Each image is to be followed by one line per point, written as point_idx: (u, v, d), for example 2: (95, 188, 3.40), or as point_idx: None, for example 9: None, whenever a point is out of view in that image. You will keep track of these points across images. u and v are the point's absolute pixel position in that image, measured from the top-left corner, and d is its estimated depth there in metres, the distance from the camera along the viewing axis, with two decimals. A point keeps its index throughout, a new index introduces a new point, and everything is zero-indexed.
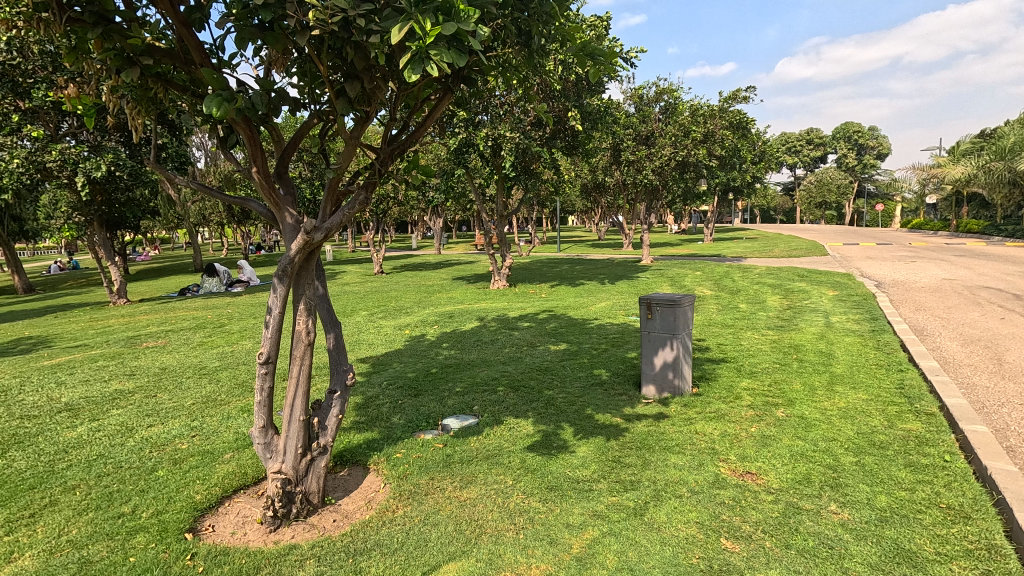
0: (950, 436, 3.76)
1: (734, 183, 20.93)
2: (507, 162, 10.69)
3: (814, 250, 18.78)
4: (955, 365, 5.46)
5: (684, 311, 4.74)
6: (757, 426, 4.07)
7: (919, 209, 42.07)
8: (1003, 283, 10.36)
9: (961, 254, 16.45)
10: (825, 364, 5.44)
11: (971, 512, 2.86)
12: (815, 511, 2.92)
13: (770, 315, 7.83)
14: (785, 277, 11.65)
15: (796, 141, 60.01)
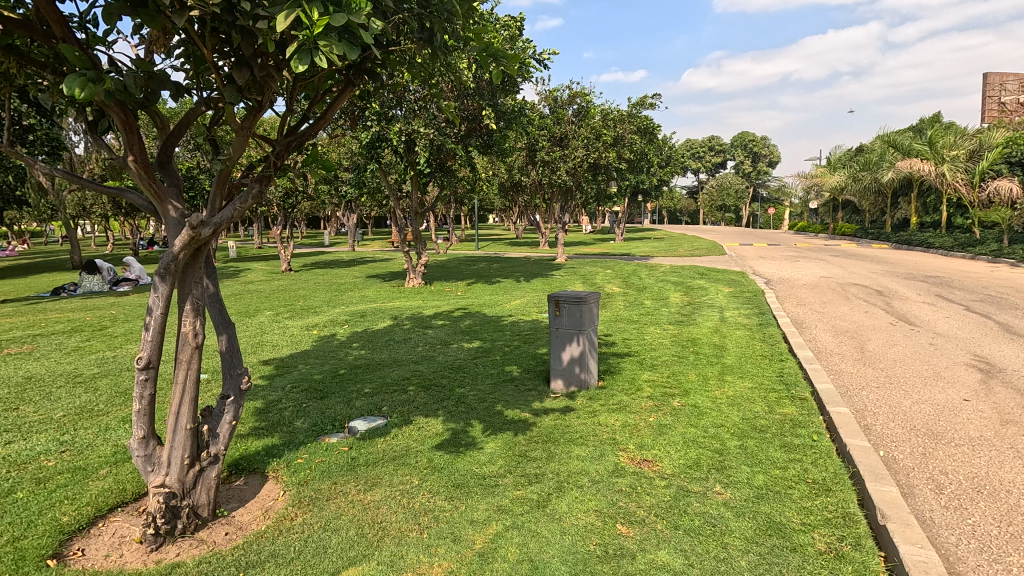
0: (819, 417, 4.20)
1: (643, 185, 21.97)
2: (421, 158, 10.57)
3: (714, 250, 20.12)
4: (827, 354, 6.09)
5: (590, 307, 4.92)
6: (655, 416, 4.30)
7: (804, 214, 46.29)
8: (868, 280, 11.68)
9: (837, 254, 18.33)
10: (718, 355, 5.86)
11: (832, 485, 3.20)
12: (702, 492, 3.15)
13: (672, 311, 8.31)
14: (687, 275, 12.40)
15: (700, 147, 64.05)
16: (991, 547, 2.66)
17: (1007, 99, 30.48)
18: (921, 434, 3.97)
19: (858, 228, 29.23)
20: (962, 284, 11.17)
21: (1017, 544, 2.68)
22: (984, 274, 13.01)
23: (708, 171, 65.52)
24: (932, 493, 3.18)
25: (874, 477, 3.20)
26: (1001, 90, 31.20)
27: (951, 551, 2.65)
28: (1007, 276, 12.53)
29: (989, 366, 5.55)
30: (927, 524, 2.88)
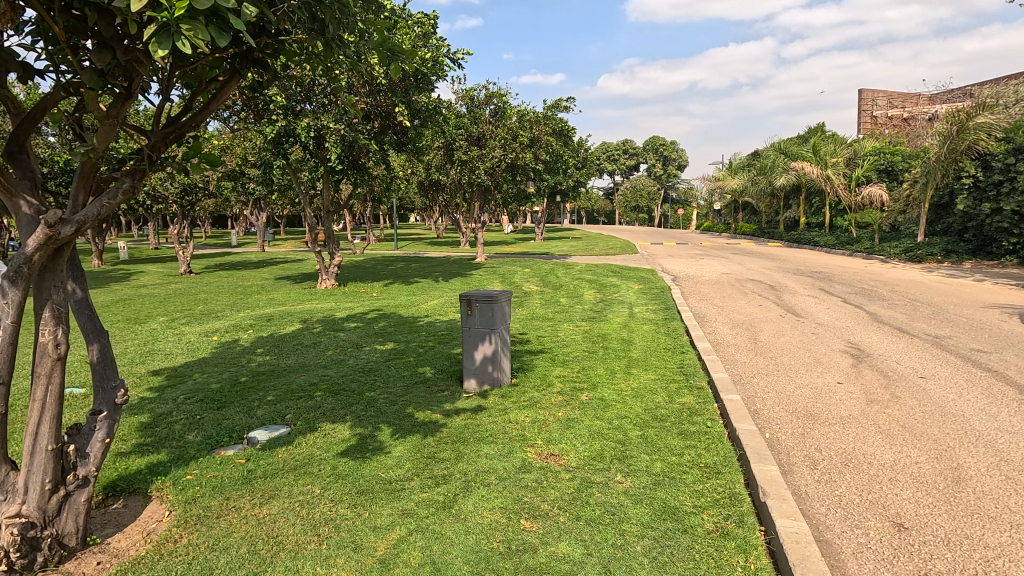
0: (714, 404, 4.48)
1: (560, 186, 22.50)
2: (332, 154, 10.16)
3: (628, 248, 20.96)
4: (724, 346, 6.52)
5: (502, 306, 4.92)
6: (563, 410, 4.41)
7: (709, 215, 49.38)
8: (763, 276, 12.65)
9: (737, 252, 19.69)
10: (625, 350, 6.10)
11: (721, 467, 3.41)
12: (604, 482, 3.25)
13: (585, 308, 8.56)
14: (601, 273, 12.82)
15: (615, 150, 66.61)
16: (853, 514, 2.95)
17: (878, 113, 34.10)
18: (801, 415, 4.35)
19: (756, 229, 31.60)
20: (840, 279, 12.37)
21: (874, 510, 2.99)
22: (859, 269, 14.48)
23: (623, 173, 68.21)
24: (807, 468, 3.49)
25: (757, 458, 3.46)
26: (873, 104, 34.88)
27: (821, 521, 2.91)
28: (877, 271, 14.04)
29: (859, 352, 6.18)
30: (802, 498, 3.15)
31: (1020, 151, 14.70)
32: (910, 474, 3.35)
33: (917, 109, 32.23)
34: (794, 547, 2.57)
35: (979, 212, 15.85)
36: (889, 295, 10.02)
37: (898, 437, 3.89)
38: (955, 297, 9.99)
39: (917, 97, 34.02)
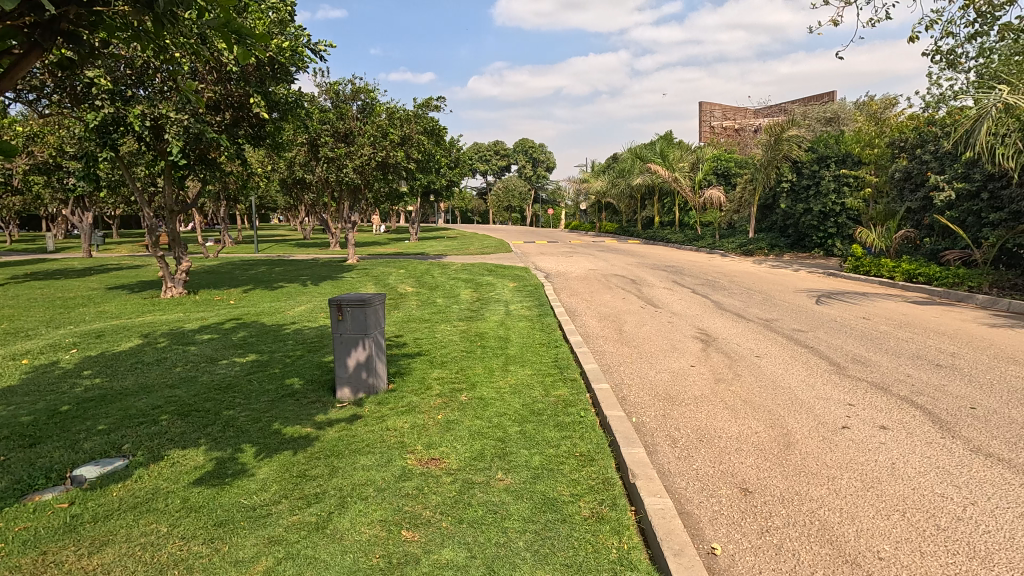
0: (586, 395, 4.70)
1: (434, 185, 22.29)
2: (174, 147, 8.92)
3: (502, 247, 21.38)
4: (594, 338, 6.89)
5: (375, 310, 4.69)
6: (443, 413, 4.34)
7: (576, 215, 52.19)
8: (625, 271, 13.63)
9: (602, 250, 21.01)
10: (503, 347, 6.18)
11: (595, 454, 3.58)
12: (485, 481, 3.25)
13: (462, 307, 8.55)
14: (477, 272, 12.92)
15: (486, 151, 67.67)
16: (707, 485, 3.26)
17: (715, 124, 38.44)
18: (661, 398, 4.73)
19: (618, 228, 33.98)
20: (690, 272, 13.72)
21: (725, 478, 3.34)
22: (704, 263, 16.18)
23: (496, 174, 69.55)
24: (669, 447, 3.80)
25: (626, 442, 3.69)
26: (711, 115, 39.23)
27: (682, 494, 3.18)
28: (718, 264, 15.80)
29: (708, 337, 6.89)
30: (666, 475, 3.41)
31: (822, 159, 17.45)
32: (751, 443, 3.79)
33: (745, 122, 36.90)
34: (660, 523, 2.77)
35: (794, 212, 18.54)
36: (729, 285, 11.32)
37: (741, 411, 4.39)
38: (779, 285, 11.57)
39: (745, 111, 38.93)
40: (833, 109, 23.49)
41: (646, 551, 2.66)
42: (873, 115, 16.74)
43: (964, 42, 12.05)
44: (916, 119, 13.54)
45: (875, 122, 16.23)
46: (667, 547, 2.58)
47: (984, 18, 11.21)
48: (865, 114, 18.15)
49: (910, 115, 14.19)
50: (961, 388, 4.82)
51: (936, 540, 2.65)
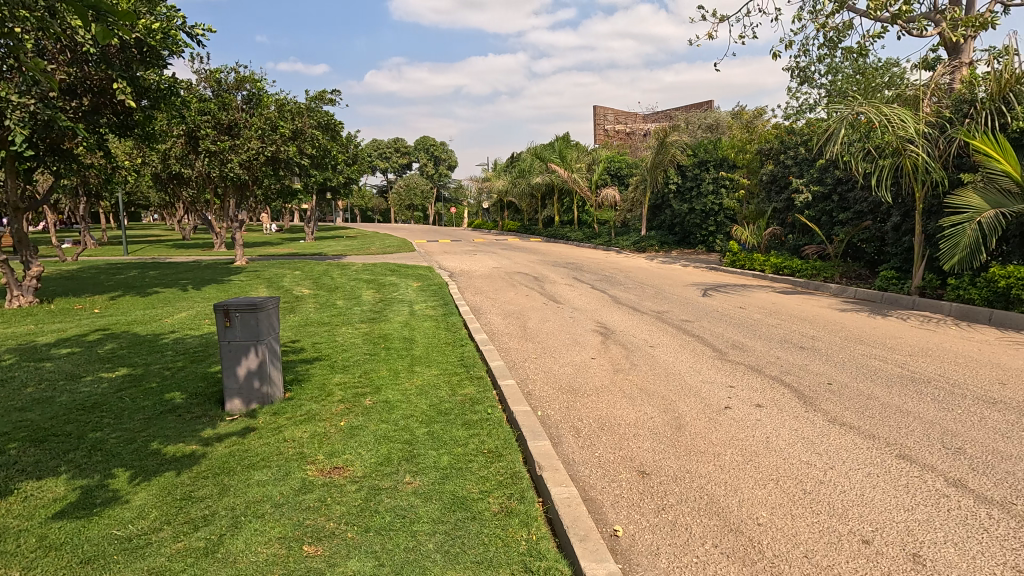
0: (492, 392, 4.74)
1: (330, 182, 21.31)
2: (16, 135, 7.65)
3: (404, 247, 20.92)
4: (499, 335, 6.96)
5: (268, 315, 4.40)
6: (346, 419, 4.17)
7: (479, 214, 52.44)
8: (528, 269, 13.90)
9: (505, 248, 21.29)
10: (408, 348, 6.06)
11: (503, 450, 3.62)
12: (392, 486, 3.17)
13: (364, 309, 8.26)
14: (379, 272, 12.56)
15: (386, 148, 65.93)
16: (609, 470, 3.43)
17: (608, 127, 40.35)
18: (564, 391, 4.90)
19: (521, 227, 34.59)
20: (589, 268, 14.29)
21: (624, 463, 3.52)
22: (602, 259, 16.95)
23: (396, 172, 67.99)
24: (573, 437, 3.94)
25: (532, 435, 3.78)
26: (604, 119, 41.10)
27: (585, 481, 3.32)
28: (614, 260, 16.63)
29: (607, 330, 7.22)
30: (570, 464, 3.54)
31: (703, 163, 18.93)
32: (647, 428, 4.04)
33: (636, 127, 39.12)
34: (566, 511, 2.86)
35: (680, 212, 19.96)
36: (625, 280, 11.95)
37: (637, 398, 4.66)
38: (669, 279, 12.41)
39: (635, 116, 41.25)
40: (711, 117, 25.56)
41: (554, 540, 2.74)
42: (745, 124, 18.44)
43: (816, 60, 13.63)
44: (779, 129, 15.10)
45: (746, 130, 17.90)
46: (574, 533, 2.68)
47: (831, 41, 12.76)
48: (738, 123, 19.94)
49: (775, 124, 15.81)
50: (820, 366, 5.46)
51: (803, 502, 2.99)
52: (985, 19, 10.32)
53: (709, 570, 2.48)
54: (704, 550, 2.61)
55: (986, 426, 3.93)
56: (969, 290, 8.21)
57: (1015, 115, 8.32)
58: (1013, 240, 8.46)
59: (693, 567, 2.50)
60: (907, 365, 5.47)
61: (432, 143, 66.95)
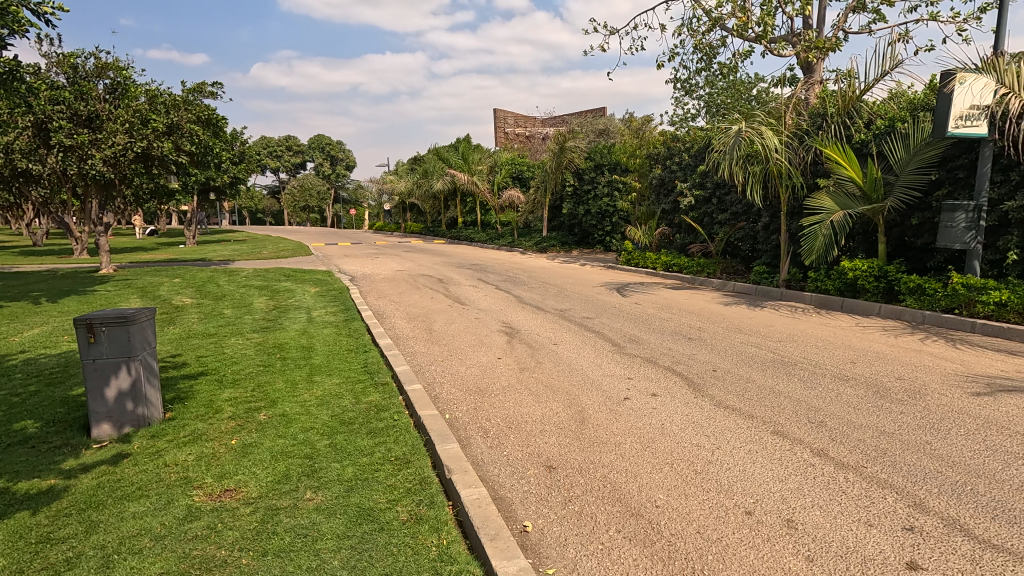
0: (399, 397, 4.63)
1: (213, 182, 19.71)
2: None
3: (300, 250, 19.85)
4: (404, 339, 6.81)
5: (141, 328, 3.96)
6: (238, 437, 3.86)
7: (380, 216, 51.03)
8: (432, 271, 13.76)
9: (408, 250, 20.91)
10: (306, 358, 5.74)
11: (411, 456, 3.54)
12: (292, 505, 2.98)
13: (256, 318, 7.71)
14: (272, 277, 11.80)
15: (277, 146, 62.19)
16: (517, 468, 3.48)
17: (508, 130, 41.00)
18: (472, 392, 4.90)
19: (424, 228, 34.14)
20: (493, 269, 14.42)
21: (532, 459, 3.59)
22: (505, 260, 17.16)
23: (289, 172, 64.32)
24: (481, 437, 3.95)
25: (440, 439, 3.75)
26: (504, 123, 41.77)
27: (495, 481, 3.34)
28: (517, 261, 16.95)
29: (512, 330, 7.32)
30: (479, 465, 3.55)
31: (598, 167, 19.84)
32: (553, 423, 4.15)
33: (534, 131, 40.15)
34: (476, 512, 2.87)
35: (578, 213, 20.76)
36: (528, 280, 12.20)
37: (543, 395, 4.78)
38: (570, 278, 12.86)
39: (533, 120, 42.27)
40: (604, 123, 26.83)
41: (465, 542, 2.73)
42: (634, 130, 19.57)
43: (695, 74, 14.80)
44: (665, 136, 16.19)
45: (636, 136, 18.98)
46: (484, 533, 2.70)
47: (707, 56, 13.88)
48: (628, 129, 21.11)
49: (660, 132, 16.92)
50: (706, 355, 5.93)
51: (695, 482, 3.22)
52: (831, 43, 11.75)
53: (613, 554, 2.59)
54: (608, 536, 2.73)
55: (841, 401, 4.48)
56: (826, 282, 9.31)
57: (856, 128, 9.55)
58: (857, 237, 9.72)
59: (599, 553, 2.61)
60: (777, 350, 6.10)
61: (327, 142, 63.88)
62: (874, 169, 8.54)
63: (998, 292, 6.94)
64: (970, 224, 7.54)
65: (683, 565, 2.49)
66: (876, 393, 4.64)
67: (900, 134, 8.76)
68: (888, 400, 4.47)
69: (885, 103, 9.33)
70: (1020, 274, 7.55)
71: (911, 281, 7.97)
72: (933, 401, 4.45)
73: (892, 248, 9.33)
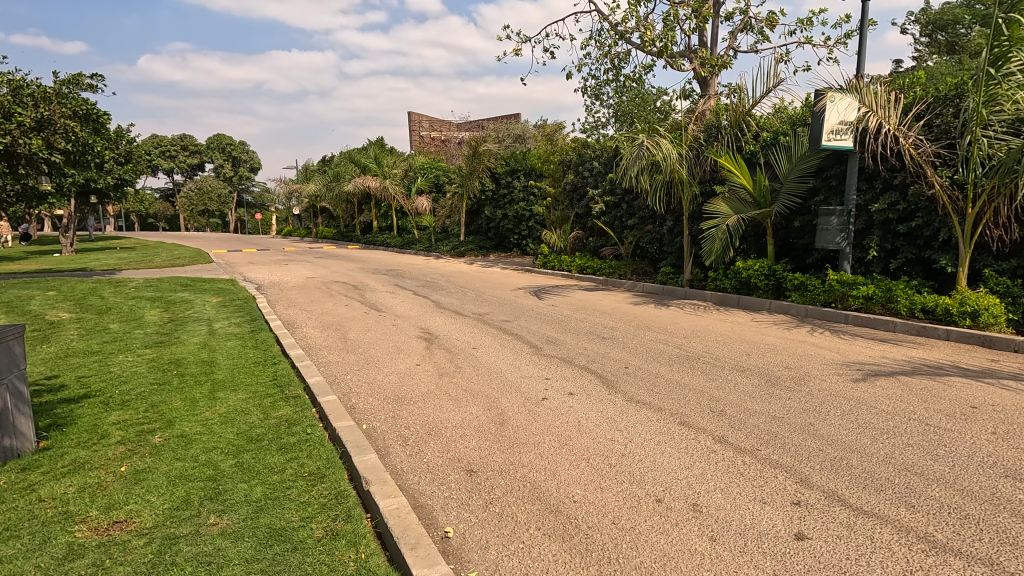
0: (311, 410, 4.43)
1: (94, 184, 17.85)
2: None
3: (198, 258, 18.44)
4: (316, 349, 6.53)
5: (8, 348, 3.49)
6: (128, 463, 3.51)
7: (289, 221, 48.57)
8: (346, 277, 13.31)
9: (320, 256, 20.07)
10: (208, 373, 5.35)
11: (326, 471, 3.40)
12: (193, 532, 2.76)
13: (148, 332, 7.06)
14: (166, 288, 10.86)
15: (170, 145, 57.43)
16: (437, 474, 3.45)
17: (423, 134, 40.53)
18: (390, 400, 4.80)
19: (337, 233, 32.92)
20: (410, 275, 14.18)
21: (452, 465, 3.58)
22: (422, 265, 16.96)
23: (185, 173, 59.54)
24: (400, 446, 3.89)
25: (357, 451, 3.65)
26: (419, 126, 41.26)
27: (415, 488, 3.30)
28: (435, 266, 16.80)
29: (431, 335, 7.25)
30: (399, 474, 3.48)
31: (514, 171, 20.13)
32: (473, 427, 4.16)
33: (450, 135, 40.00)
34: (396, 522, 2.82)
35: (495, 217, 20.94)
36: (446, 285, 12.11)
37: (462, 399, 4.78)
38: (488, 282, 12.92)
39: (448, 124, 42.08)
40: (519, 128, 27.26)
41: (385, 554, 2.67)
42: (548, 136, 20.03)
43: (603, 84, 15.45)
44: (577, 143, 16.76)
45: (549, 143, 19.48)
46: (404, 543, 2.65)
47: (614, 67, 14.53)
48: (542, 135, 21.60)
49: (572, 139, 17.48)
50: (618, 353, 6.20)
51: (611, 475, 3.36)
52: (722, 60, 12.78)
53: (534, 552, 2.65)
54: (528, 535, 2.79)
55: (738, 390, 4.86)
56: (723, 281, 10.05)
57: (746, 140, 10.41)
58: (749, 239, 10.58)
59: (520, 552, 2.65)
60: (682, 346, 6.51)
61: (228, 143, 59.86)
62: (761, 177, 9.35)
63: (865, 287, 7.82)
64: (841, 227, 8.45)
65: (600, 555, 2.59)
66: (768, 381, 5.08)
67: (783, 146, 9.67)
68: (778, 388, 4.91)
69: (770, 117, 10.25)
70: (882, 270, 8.57)
71: (795, 278, 8.79)
72: (815, 386, 4.94)
73: (779, 248, 10.24)
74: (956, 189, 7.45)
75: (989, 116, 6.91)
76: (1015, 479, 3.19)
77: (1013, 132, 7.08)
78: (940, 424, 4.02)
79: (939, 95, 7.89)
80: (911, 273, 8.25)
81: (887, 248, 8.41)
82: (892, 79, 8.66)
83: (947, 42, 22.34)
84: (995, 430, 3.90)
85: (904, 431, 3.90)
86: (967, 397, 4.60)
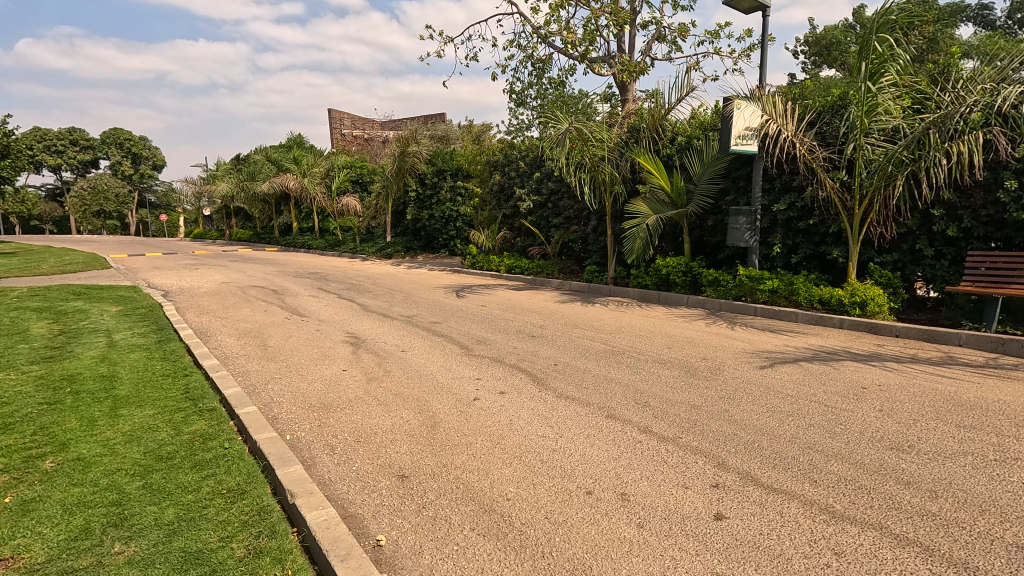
0: (229, 424, 4.17)
1: None
2: None
3: (94, 263, 16.83)
4: (233, 358, 6.16)
5: None
6: (13, 494, 3.13)
7: (198, 222, 45.37)
8: (265, 282, 12.63)
9: (234, 260, 18.90)
10: (107, 389, 4.88)
11: (246, 486, 3.21)
12: (94, 563, 2.52)
13: (34, 347, 6.34)
14: (55, 297, 9.81)
15: (56, 139, 51.94)
16: (368, 481, 3.36)
17: (344, 131, 39.16)
18: (315, 408, 4.62)
19: (252, 235, 31.13)
20: (334, 278, 13.66)
21: (383, 471, 3.50)
22: (347, 267, 16.43)
23: (74, 170, 54.01)
24: (328, 455, 3.74)
25: (281, 463, 3.48)
26: (341, 124, 39.78)
27: (344, 498, 3.19)
28: (360, 268, 16.32)
29: (357, 339, 7.04)
30: (327, 485, 3.36)
31: (440, 172, 19.96)
32: (403, 431, 4.09)
33: (374, 134, 38.98)
34: (325, 534, 2.72)
35: (422, 218, 20.66)
36: (373, 287, 11.82)
37: (392, 404, 4.68)
38: (415, 284, 12.71)
39: (371, 122, 40.91)
40: (445, 128, 27.03)
41: (313, 569, 2.58)
42: (473, 137, 20.02)
43: (528, 86, 15.65)
44: (503, 144, 16.88)
45: (476, 143, 19.47)
46: (334, 555, 2.56)
47: (537, 70, 14.78)
48: (468, 136, 21.56)
49: (499, 139, 17.58)
50: (548, 351, 6.31)
51: (542, 471, 3.42)
52: (640, 67, 13.37)
53: (468, 553, 2.64)
54: (463, 536, 2.78)
55: (661, 382, 5.10)
56: (645, 278, 10.48)
57: (663, 143, 10.93)
58: (668, 238, 11.11)
59: (454, 554, 2.64)
60: (608, 342, 6.73)
61: (126, 138, 54.95)
62: (677, 179, 9.86)
63: (771, 281, 8.44)
64: (749, 225, 9.07)
65: (534, 551, 2.63)
66: (688, 373, 5.37)
67: (696, 150, 10.24)
68: (697, 378, 5.20)
69: (684, 121, 10.82)
70: (785, 265, 9.29)
71: (709, 274, 9.33)
72: (729, 375, 5.28)
73: (694, 246, 10.83)
74: (844, 191, 8.20)
75: (869, 125, 7.66)
76: (898, 450, 3.57)
77: (889, 139, 7.90)
78: (836, 404, 4.43)
79: (829, 105, 8.65)
80: (809, 268, 9.00)
81: (788, 245, 9.12)
82: (788, 89, 9.42)
83: (834, 58, 24.54)
84: (882, 407, 4.35)
85: (807, 412, 4.26)
86: (858, 379, 5.09)
